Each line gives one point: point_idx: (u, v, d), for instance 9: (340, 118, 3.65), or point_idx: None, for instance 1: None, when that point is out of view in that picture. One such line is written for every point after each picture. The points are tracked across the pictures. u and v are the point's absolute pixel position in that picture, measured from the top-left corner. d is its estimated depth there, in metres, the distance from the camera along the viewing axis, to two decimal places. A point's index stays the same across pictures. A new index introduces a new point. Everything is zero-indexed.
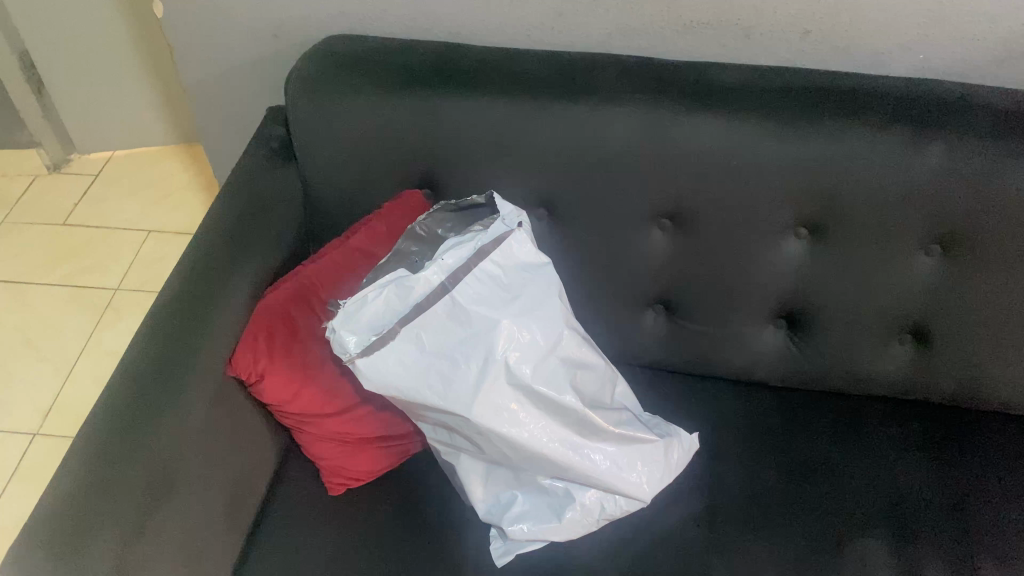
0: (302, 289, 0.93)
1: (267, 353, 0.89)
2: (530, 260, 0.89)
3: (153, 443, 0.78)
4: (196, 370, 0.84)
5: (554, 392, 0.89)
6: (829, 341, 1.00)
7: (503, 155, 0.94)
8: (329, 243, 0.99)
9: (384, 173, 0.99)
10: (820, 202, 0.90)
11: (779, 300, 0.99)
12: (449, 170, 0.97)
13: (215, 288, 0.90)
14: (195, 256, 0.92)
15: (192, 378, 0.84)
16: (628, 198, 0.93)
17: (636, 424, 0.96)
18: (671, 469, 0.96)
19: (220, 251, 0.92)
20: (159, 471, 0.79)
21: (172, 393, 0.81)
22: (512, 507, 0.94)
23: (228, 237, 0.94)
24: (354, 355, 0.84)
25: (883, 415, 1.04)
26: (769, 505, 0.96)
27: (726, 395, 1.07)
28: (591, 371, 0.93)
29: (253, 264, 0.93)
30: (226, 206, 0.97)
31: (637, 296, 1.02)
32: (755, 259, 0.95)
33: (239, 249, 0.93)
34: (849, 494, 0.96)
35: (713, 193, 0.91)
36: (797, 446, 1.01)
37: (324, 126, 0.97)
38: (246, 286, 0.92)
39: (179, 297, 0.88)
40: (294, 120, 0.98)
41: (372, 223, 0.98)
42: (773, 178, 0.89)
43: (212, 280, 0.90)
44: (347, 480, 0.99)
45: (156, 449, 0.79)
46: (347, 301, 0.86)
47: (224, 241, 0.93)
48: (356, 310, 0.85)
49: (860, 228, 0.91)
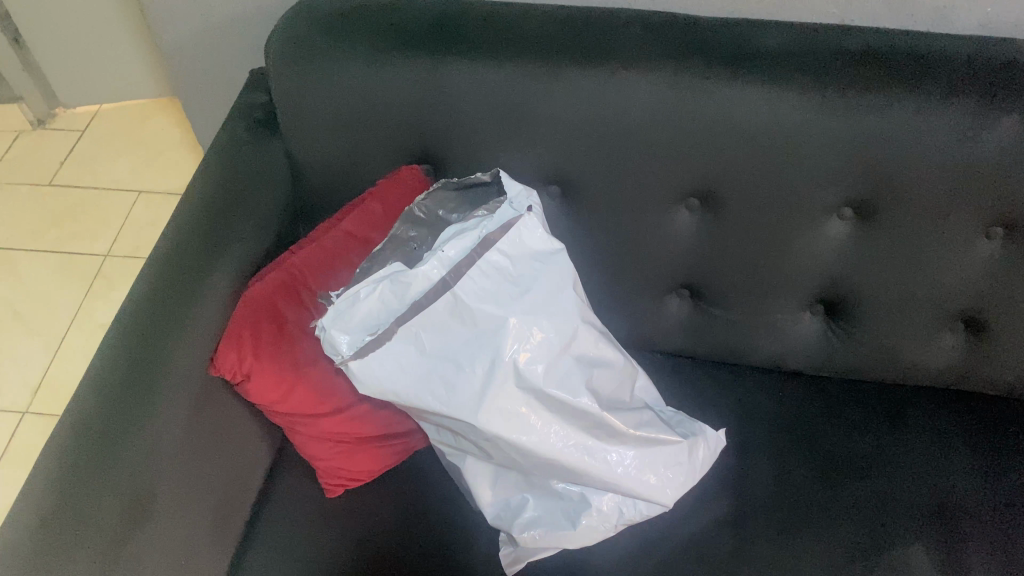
0: (291, 279, 0.85)
1: (252, 351, 0.80)
2: (541, 248, 0.80)
3: (125, 461, 0.71)
4: (172, 375, 0.76)
5: (568, 394, 0.80)
6: (871, 330, 0.91)
7: (511, 129, 0.84)
8: (320, 226, 0.90)
9: (379, 147, 0.89)
10: (868, 182, 0.80)
11: (817, 285, 0.89)
12: (451, 145, 0.87)
13: (193, 281, 0.81)
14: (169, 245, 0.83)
15: (168, 384, 0.76)
16: (651, 176, 0.83)
17: (658, 423, 0.87)
18: (695, 469, 0.88)
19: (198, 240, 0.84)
20: (135, 492, 0.71)
21: (146, 402, 0.74)
22: (523, 512, 0.87)
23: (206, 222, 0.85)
24: (349, 357, 0.76)
25: (925, 406, 0.96)
26: (803, 509, 0.89)
27: (754, 385, 0.98)
28: (609, 368, 0.84)
29: (235, 252, 0.85)
30: (203, 189, 0.88)
31: (660, 280, 0.93)
32: (793, 242, 0.86)
33: (219, 235, 0.84)
34: (890, 497, 0.89)
35: (746, 171, 0.81)
36: (833, 442, 0.93)
37: (310, 96, 0.86)
38: (228, 276, 0.83)
39: (152, 292, 0.80)
40: (277, 89, 0.88)
41: (367, 203, 0.89)
42: (817, 156, 0.79)
43: (187, 271, 0.81)
44: (346, 481, 0.92)
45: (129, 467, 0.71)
46: (337, 297, 0.76)
47: (202, 227, 0.84)
48: (348, 307, 0.76)
49: (913, 210, 0.81)
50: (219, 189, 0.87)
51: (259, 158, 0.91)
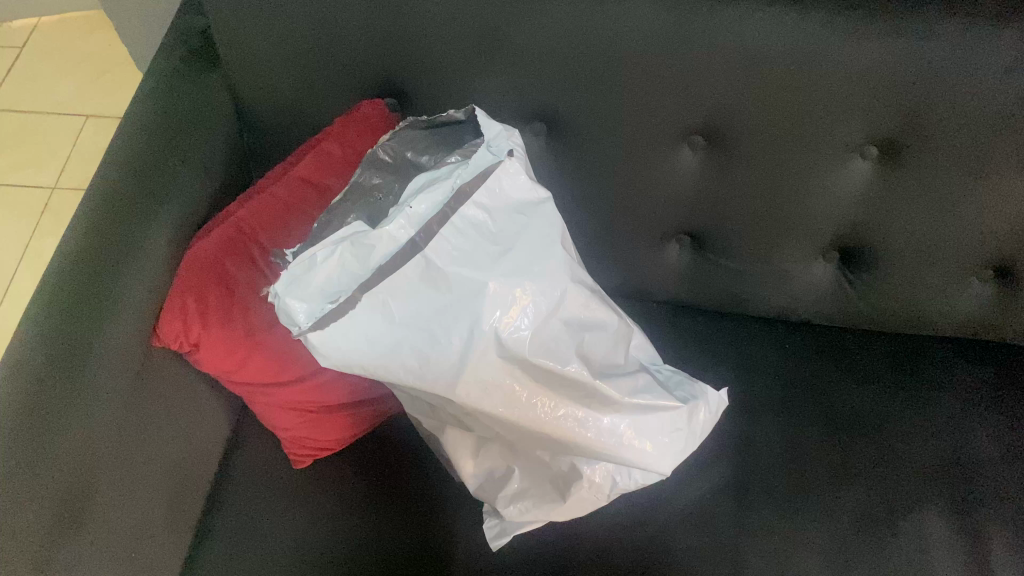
0: (240, 235, 0.74)
1: (198, 320, 0.71)
2: (522, 201, 0.71)
3: (68, 446, 0.61)
4: (110, 347, 0.66)
5: (557, 362, 0.72)
6: (892, 280, 0.82)
7: (486, 58, 0.72)
8: (271, 170, 0.79)
9: (336, 79, 0.77)
10: (899, 117, 0.70)
11: (834, 232, 0.80)
12: (418, 76, 0.76)
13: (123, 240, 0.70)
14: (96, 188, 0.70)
15: (105, 357, 0.65)
16: (649, 112, 0.73)
17: (654, 388, 0.78)
18: (694, 435, 0.80)
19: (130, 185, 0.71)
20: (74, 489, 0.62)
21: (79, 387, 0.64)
22: (509, 484, 0.80)
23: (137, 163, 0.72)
24: (308, 327, 0.66)
25: (943, 358, 0.89)
26: (811, 473, 0.82)
27: (757, 337, 0.90)
28: (602, 331, 0.76)
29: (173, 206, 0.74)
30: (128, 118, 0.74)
31: (656, 227, 0.83)
32: (810, 185, 0.75)
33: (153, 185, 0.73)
34: (907, 459, 0.82)
35: (760, 106, 0.71)
36: (843, 399, 0.86)
37: (254, 20, 0.74)
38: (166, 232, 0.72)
39: (78, 242, 0.67)
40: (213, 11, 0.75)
41: (325, 145, 0.77)
42: (845, 88, 0.68)
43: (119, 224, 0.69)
44: (313, 450, 0.84)
45: (71, 454, 0.61)
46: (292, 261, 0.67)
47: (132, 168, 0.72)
48: (304, 272, 0.66)
49: (950, 148, 0.71)
50: (148, 122, 0.74)
51: (197, 91, 0.79)
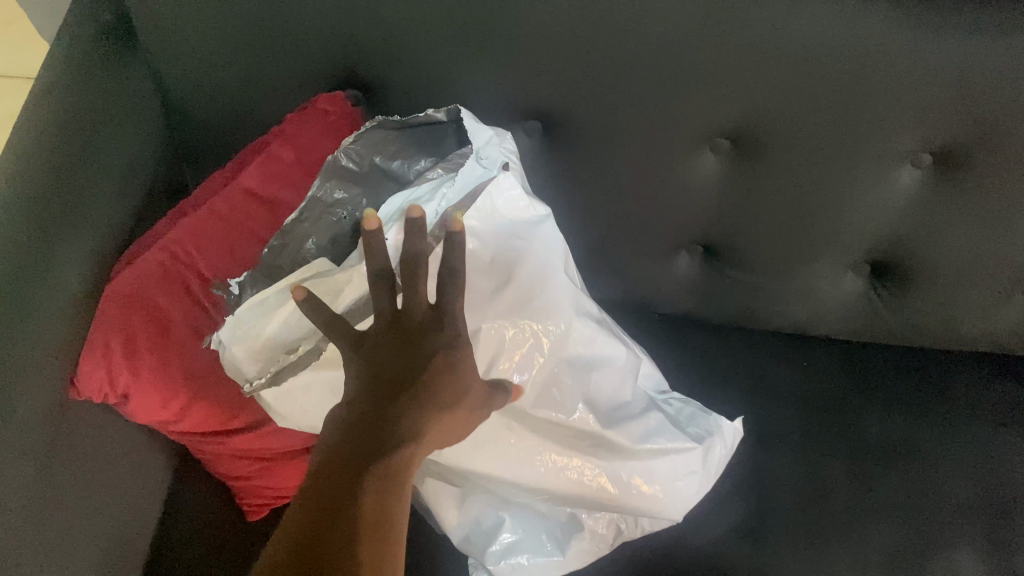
0: (174, 263, 0.59)
1: (127, 369, 0.56)
2: (515, 221, 0.58)
3: None
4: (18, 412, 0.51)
5: (560, 413, 0.62)
6: (931, 297, 0.72)
7: (479, 50, 0.60)
8: (209, 179, 0.64)
9: (292, 71, 0.64)
10: (963, 120, 0.60)
11: (871, 245, 0.70)
12: (389, 68, 0.63)
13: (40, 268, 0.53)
14: (3, 172, 0.53)
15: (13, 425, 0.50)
16: (673, 111, 0.61)
17: (667, 427, 0.67)
18: (709, 476, 0.69)
19: (49, 184, 0.55)
20: None
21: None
22: (499, 536, 0.66)
23: (59, 159, 0.56)
24: (258, 377, 0.54)
25: (974, 379, 0.80)
26: (833, 505, 0.72)
27: (772, 356, 0.81)
28: (612, 369, 0.64)
29: (96, 224, 0.59)
30: (39, 86, 0.57)
31: (665, 238, 0.72)
32: (852, 194, 0.65)
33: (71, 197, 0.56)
34: (937, 492, 0.73)
35: (803, 104, 0.60)
36: (867, 424, 0.77)
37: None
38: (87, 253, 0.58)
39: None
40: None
41: (274, 149, 0.63)
42: (906, 84, 0.58)
43: (37, 232, 0.53)
44: (270, 500, 0.73)
45: None
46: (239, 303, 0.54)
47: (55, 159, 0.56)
48: (255, 318, 0.54)
49: (1018, 156, 0.61)
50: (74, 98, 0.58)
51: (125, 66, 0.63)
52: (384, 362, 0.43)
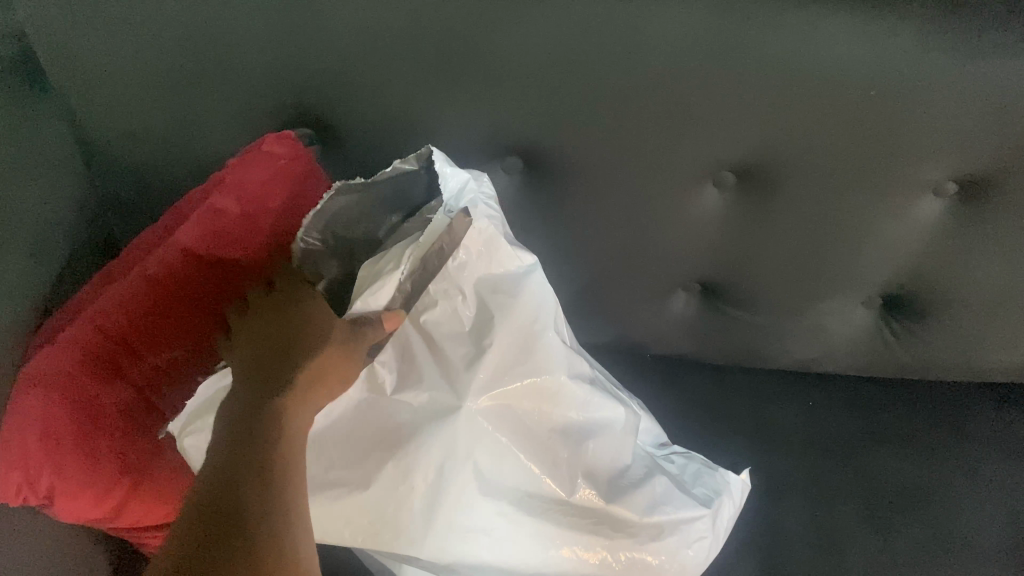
0: (104, 338, 0.49)
1: (50, 470, 0.46)
2: (498, 274, 0.50)
3: None
4: None
5: (560, 490, 0.54)
6: (950, 331, 0.67)
7: (453, 84, 0.53)
8: (140, 237, 0.54)
9: (236, 110, 0.55)
10: (994, 143, 0.54)
11: (886, 277, 0.64)
12: (351, 106, 0.55)
13: None
14: None
15: None
16: (674, 140, 0.55)
17: (672, 492, 0.58)
18: (719, 541, 0.60)
19: None
20: None
21: None
22: None
23: None
24: None
25: (989, 413, 0.75)
26: (854, 556, 0.65)
27: (777, 396, 0.75)
28: (609, 433, 0.56)
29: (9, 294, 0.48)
30: None
31: (662, 279, 0.65)
32: (869, 223, 0.59)
33: None
34: (960, 539, 0.66)
35: (819, 129, 0.53)
36: (884, 465, 0.70)
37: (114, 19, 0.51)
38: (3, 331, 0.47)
39: None
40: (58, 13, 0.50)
41: (215, 200, 0.53)
42: (933, 103, 0.52)
43: None
44: None
45: None
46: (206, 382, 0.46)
47: None
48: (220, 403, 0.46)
49: None
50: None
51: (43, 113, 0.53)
52: (266, 338, 0.44)
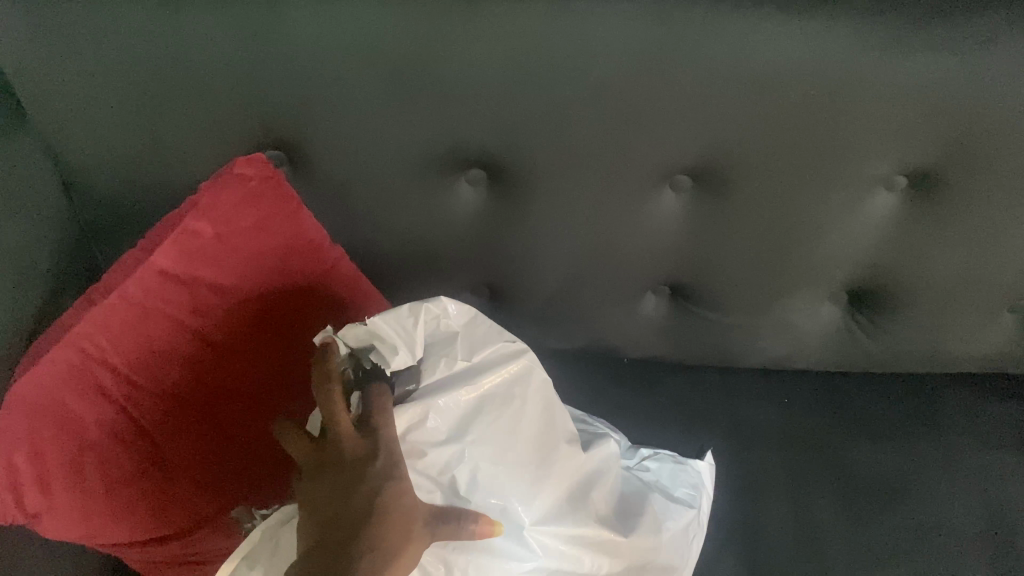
0: (85, 359, 0.50)
1: (35, 479, 0.48)
2: (472, 362, 0.46)
3: None
4: None
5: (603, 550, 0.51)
6: (913, 320, 0.68)
7: (409, 100, 0.55)
8: (116, 262, 0.55)
9: (204, 136, 0.57)
10: (935, 136, 0.56)
11: (846, 271, 0.66)
12: (314, 126, 0.57)
13: None
14: None
15: None
16: (626, 146, 0.57)
17: (665, 501, 0.58)
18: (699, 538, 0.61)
19: None
20: None
21: None
22: None
23: None
24: None
25: (960, 402, 0.76)
26: (831, 548, 0.66)
27: (753, 394, 0.76)
28: (603, 478, 0.54)
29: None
30: None
31: (631, 282, 0.67)
32: (826, 219, 0.61)
33: None
34: (933, 527, 0.67)
35: (767, 130, 0.55)
36: (859, 458, 0.72)
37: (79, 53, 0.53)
38: None
39: None
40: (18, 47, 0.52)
41: (188, 223, 0.54)
42: (871, 100, 0.54)
43: None
44: None
45: None
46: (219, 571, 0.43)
47: None
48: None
49: (990, 167, 0.57)
50: None
51: None
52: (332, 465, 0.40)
